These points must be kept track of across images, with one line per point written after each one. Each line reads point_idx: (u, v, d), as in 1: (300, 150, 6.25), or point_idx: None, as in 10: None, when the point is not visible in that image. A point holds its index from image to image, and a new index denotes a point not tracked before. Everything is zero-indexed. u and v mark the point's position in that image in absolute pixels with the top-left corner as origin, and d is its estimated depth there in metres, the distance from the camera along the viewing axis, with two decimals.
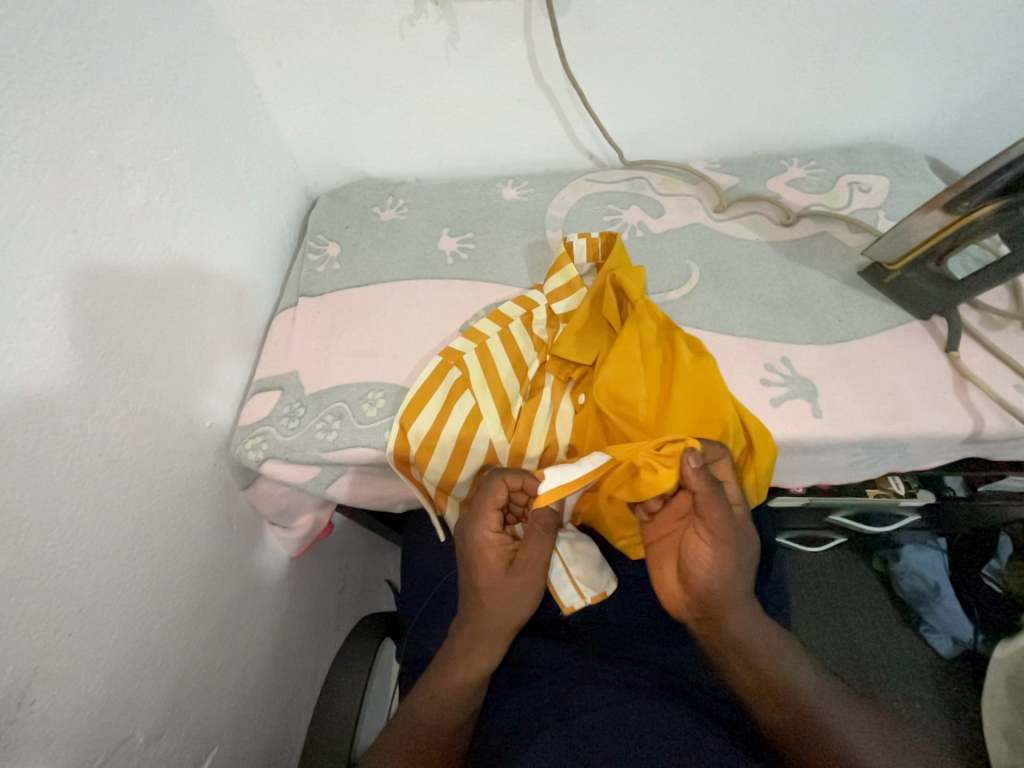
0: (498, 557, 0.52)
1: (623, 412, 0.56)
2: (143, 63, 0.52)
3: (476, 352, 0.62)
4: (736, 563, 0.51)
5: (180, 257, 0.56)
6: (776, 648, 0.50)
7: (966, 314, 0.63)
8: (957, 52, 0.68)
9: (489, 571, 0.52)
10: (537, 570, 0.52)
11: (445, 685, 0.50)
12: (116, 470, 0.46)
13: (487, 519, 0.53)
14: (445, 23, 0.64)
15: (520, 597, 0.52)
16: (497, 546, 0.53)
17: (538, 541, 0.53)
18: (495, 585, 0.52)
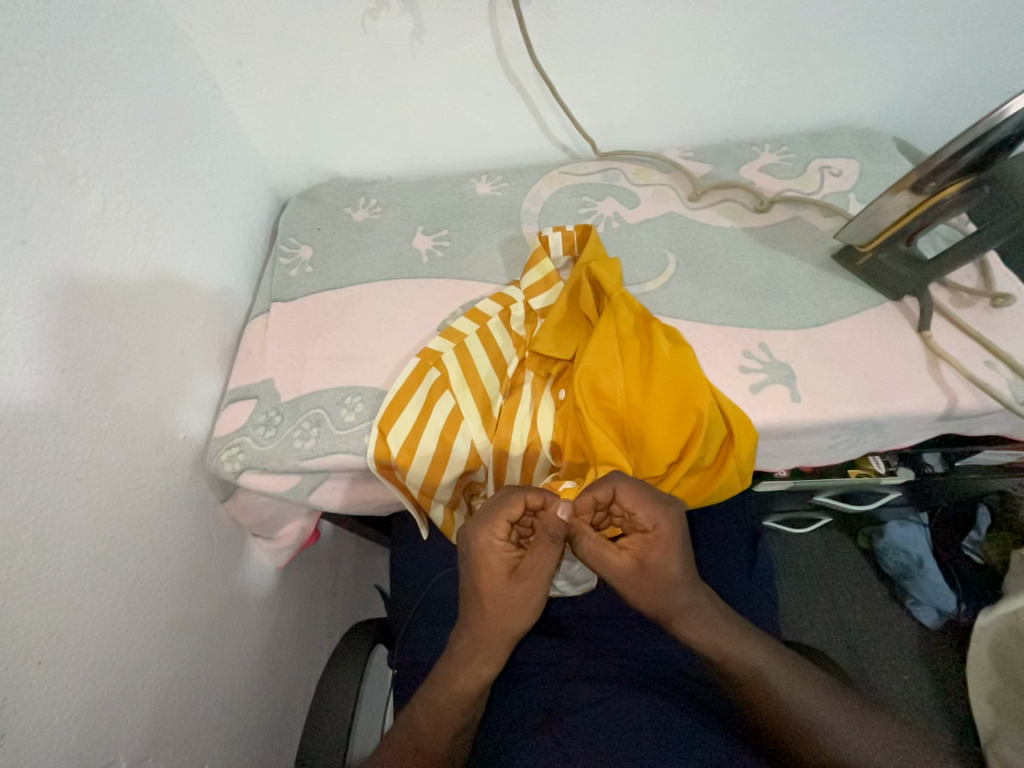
0: (500, 564, 0.48)
1: (602, 405, 0.56)
2: (91, 65, 0.49)
3: (455, 349, 0.61)
4: (654, 583, 0.48)
5: (143, 266, 0.54)
6: (735, 644, 0.48)
7: (937, 293, 0.64)
8: (919, 33, 0.69)
9: (492, 578, 0.47)
10: (541, 582, 0.47)
11: (444, 690, 0.48)
12: (82, 489, 0.45)
13: (494, 526, 0.48)
14: (408, 17, 0.63)
15: (522, 604, 0.47)
16: (500, 551, 0.48)
17: (544, 553, 0.47)
18: (499, 596, 0.47)
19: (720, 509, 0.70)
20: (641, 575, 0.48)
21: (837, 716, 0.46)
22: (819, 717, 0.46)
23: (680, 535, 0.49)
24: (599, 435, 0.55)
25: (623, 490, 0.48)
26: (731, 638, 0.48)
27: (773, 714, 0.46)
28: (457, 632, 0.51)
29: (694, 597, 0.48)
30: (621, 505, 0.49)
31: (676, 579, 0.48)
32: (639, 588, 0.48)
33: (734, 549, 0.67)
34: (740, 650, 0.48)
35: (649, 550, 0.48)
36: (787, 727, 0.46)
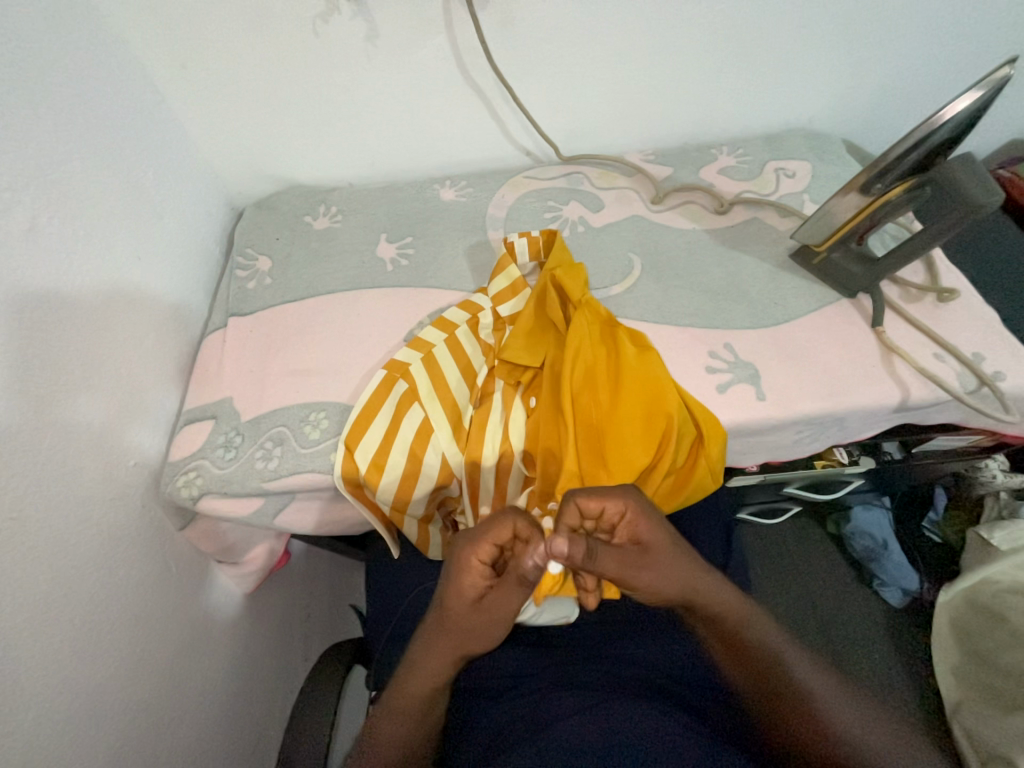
0: (471, 588, 0.46)
1: (575, 415, 0.56)
2: (16, 70, 0.46)
3: (423, 359, 0.60)
4: (665, 560, 0.50)
5: (83, 283, 0.51)
6: (746, 611, 0.52)
7: (887, 289, 0.66)
8: (859, 39, 0.72)
9: (458, 600, 0.46)
10: (500, 619, 0.47)
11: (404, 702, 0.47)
12: (18, 529, 0.41)
13: (481, 547, 0.46)
14: (362, 21, 0.62)
15: (478, 636, 0.47)
16: (476, 576, 0.46)
17: (512, 591, 0.47)
18: (468, 617, 0.47)
19: (694, 507, 0.70)
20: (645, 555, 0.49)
21: (825, 681, 0.50)
22: (822, 699, 0.48)
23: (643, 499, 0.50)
24: (573, 446, 0.55)
25: (580, 496, 0.48)
26: (747, 617, 0.52)
27: (777, 694, 0.49)
28: (414, 643, 0.50)
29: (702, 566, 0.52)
30: (586, 507, 0.48)
31: (669, 547, 0.50)
32: (656, 569, 0.50)
33: (709, 547, 0.68)
34: (754, 628, 0.51)
35: (635, 533, 0.49)
36: (790, 695, 0.48)
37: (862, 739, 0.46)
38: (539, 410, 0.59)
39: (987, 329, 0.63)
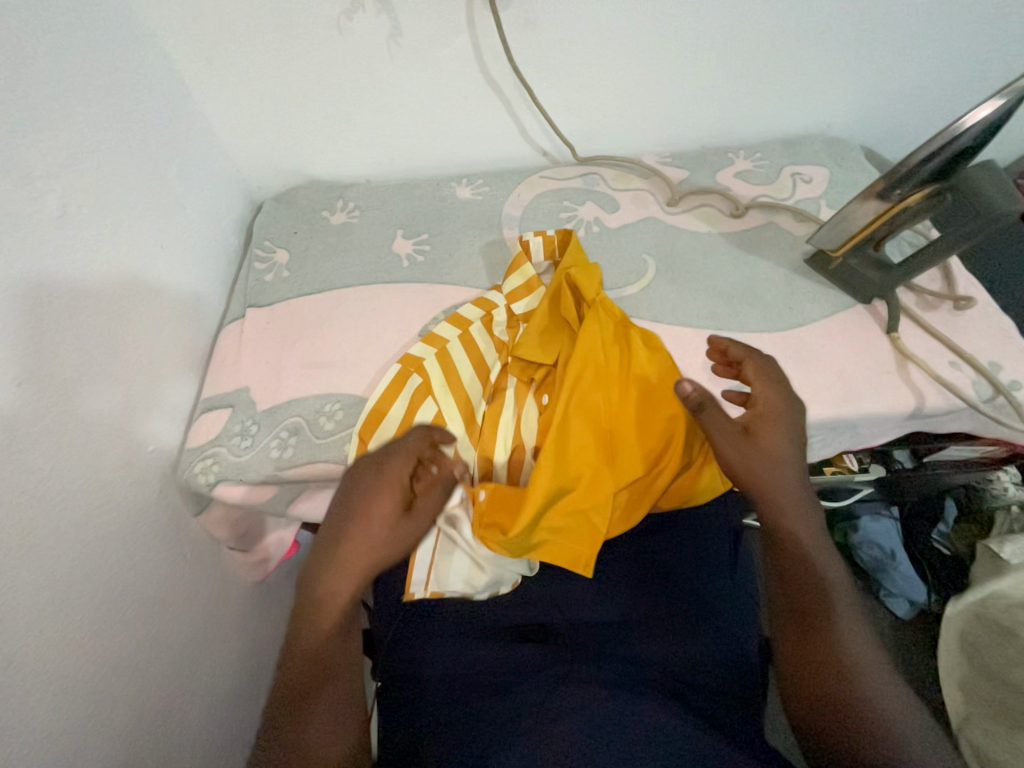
0: (399, 496, 0.46)
1: (580, 405, 0.56)
2: (50, 62, 0.47)
3: (436, 354, 0.61)
4: (773, 453, 0.50)
5: (108, 271, 0.52)
6: (821, 553, 0.48)
7: (904, 296, 0.66)
8: (880, 46, 0.72)
9: (386, 509, 0.46)
10: (425, 522, 0.48)
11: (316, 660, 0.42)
12: (41, 508, 0.42)
13: (407, 454, 0.48)
14: (386, 19, 0.63)
15: (401, 542, 0.46)
16: (403, 483, 0.47)
17: (436, 498, 0.49)
18: (380, 538, 0.45)
19: (703, 509, 0.70)
20: (754, 444, 0.51)
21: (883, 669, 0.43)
22: (861, 666, 0.43)
23: (792, 425, 0.52)
24: (572, 435, 0.55)
25: (755, 360, 0.54)
26: (824, 562, 0.48)
27: (813, 642, 0.44)
28: (304, 589, 0.44)
29: (800, 491, 0.50)
30: (746, 376, 0.54)
31: (784, 457, 0.51)
32: (752, 455, 0.50)
33: (716, 549, 0.68)
34: (825, 569, 0.47)
35: (759, 425, 0.52)
36: (832, 642, 0.44)
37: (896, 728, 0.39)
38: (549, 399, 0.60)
39: (1004, 339, 0.62)
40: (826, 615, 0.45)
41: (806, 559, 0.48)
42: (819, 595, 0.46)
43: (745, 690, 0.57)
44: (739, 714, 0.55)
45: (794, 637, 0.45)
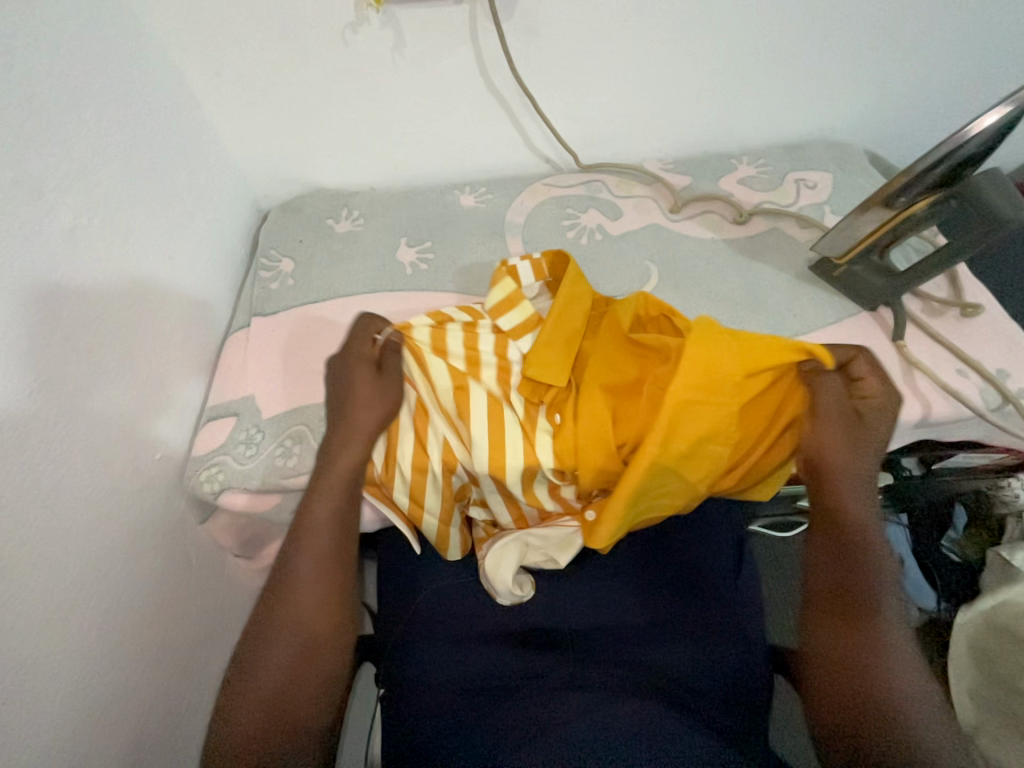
0: (366, 366, 0.55)
1: (715, 387, 0.49)
2: (65, 79, 0.49)
3: (415, 363, 0.57)
4: (871, 439, 0.50)
5: (118, 281, 0.53)
6: (875, 538, 0.47)
7: (909, 304, 0.65)
8: (884, 51, 0.72)
9: (361, 377, 0.54)
10: (397, 379, 0.56)
11: (281, 617, 0.44)
12: (52, 516, 0.43)
13: (362, 335, 0.57)
14: (390, 31, 0.64)
15: (382, 397, 0.54)
16: (365, 357, 0.56)
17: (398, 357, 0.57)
18: (363, 402, 0.53)
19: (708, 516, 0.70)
20: (858, 423, 0.50)
21: (915, 671, 0.42)
22: (893, 660, 0.42)
23: (891, 413, 0.51)
24: (710, 419, 0.49)
25: (869, 353, 0.54)
26: (876, 551, 0.46)
27: (845, 622, 0.44)
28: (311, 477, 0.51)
29: (871, 480, 0.49)
30: (858, 367, 0.53)
31: (877, 441, 0.50)
32: (850, 435, 0.49)
33: (722, 556, 0.67)
34: (877, 555, 0.46)
35: (864, 410, 0.51)
36: (868, 622, 0.43)
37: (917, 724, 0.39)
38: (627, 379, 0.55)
39: (1011, 346, 0.62)
40: (874, 611, 0.44)
41: (859, 542, 0.47)
42: (866, 578, 0.45)
43: (750, 701, 0.57)
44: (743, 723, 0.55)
45: (830, 614, 0.45)
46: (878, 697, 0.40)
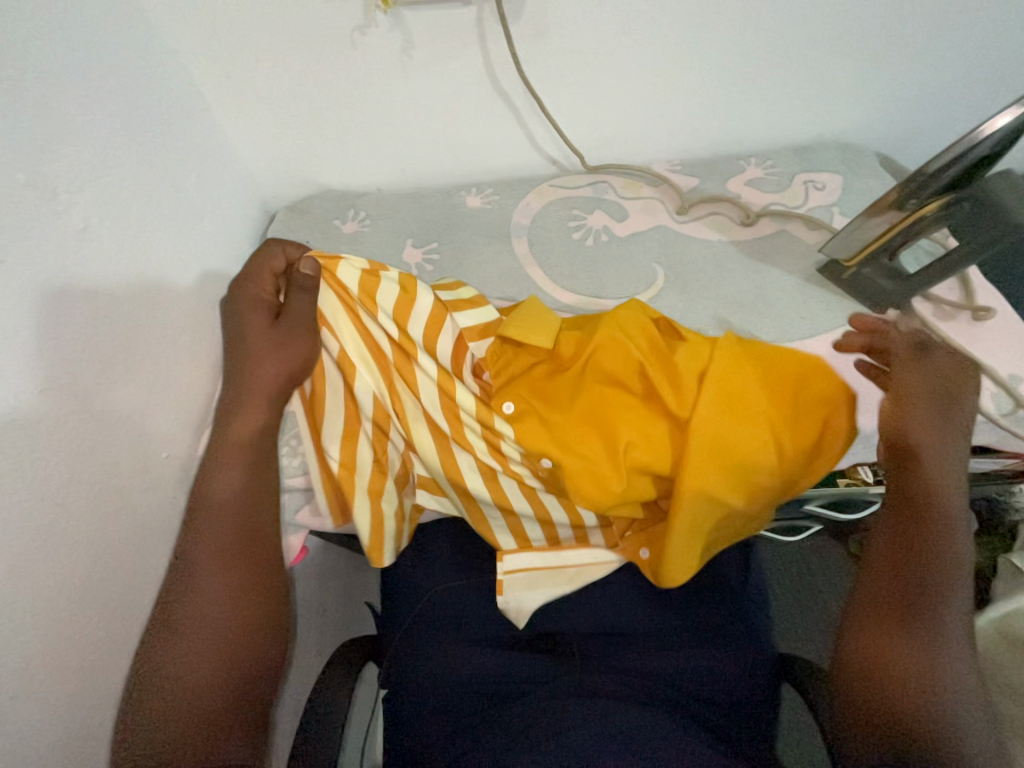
0: (264, 313, 0.54)
1: (745, 416, 0.50)
2: (79, 84, 0.49)
3: (348, 327, 0.54)
4: (959, 429, 0.51)
5: (128, 281, 0.53)
6: (953, 523, 0.48)
7: (921, 306, 0.64)
8: (895, 52, 0.71)
9: (257, 325, 0.53)
10: (301, 324, 0.53)
11: (201, 605, 0.44)
12: (61, 514, 0.44)
13: (259, 277, 0.55)
14: (398, 33, 0.64)
15: (289, 345, 0.52)
16: (264, 302, 0.54)
17: (298, 298, 0.53)
18: (265, 352, 0.52)
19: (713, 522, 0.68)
20: (949, 408, 0.52)
21: (964, 653, 0.43)
22: (947, 636, 0.43)
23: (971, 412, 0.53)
24: (745, 448, 0.50)
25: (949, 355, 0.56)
26: (953, 536, 0.47)
27: (905, 594, 0.45)
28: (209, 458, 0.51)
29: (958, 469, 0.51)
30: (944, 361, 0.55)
31: (964, 429, 0.52)
32: (934, 420, 0.52)
33: (730, 562, 0.66)
34: (948, 538, 0.47)
35: (959, 403, 0.53)
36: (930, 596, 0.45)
37: (953, 698, 0.41)
38: (643, 406, 0.53)
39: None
40: (934, 588, 0.45)
41: (931, 522, 0.48)
42: (938, 556, 0.46)
43: (754, 707, 0.57)
44: (750, 734, 0.54)
45: (892, 581, 0.46)
46: (921, 661, 0.42)
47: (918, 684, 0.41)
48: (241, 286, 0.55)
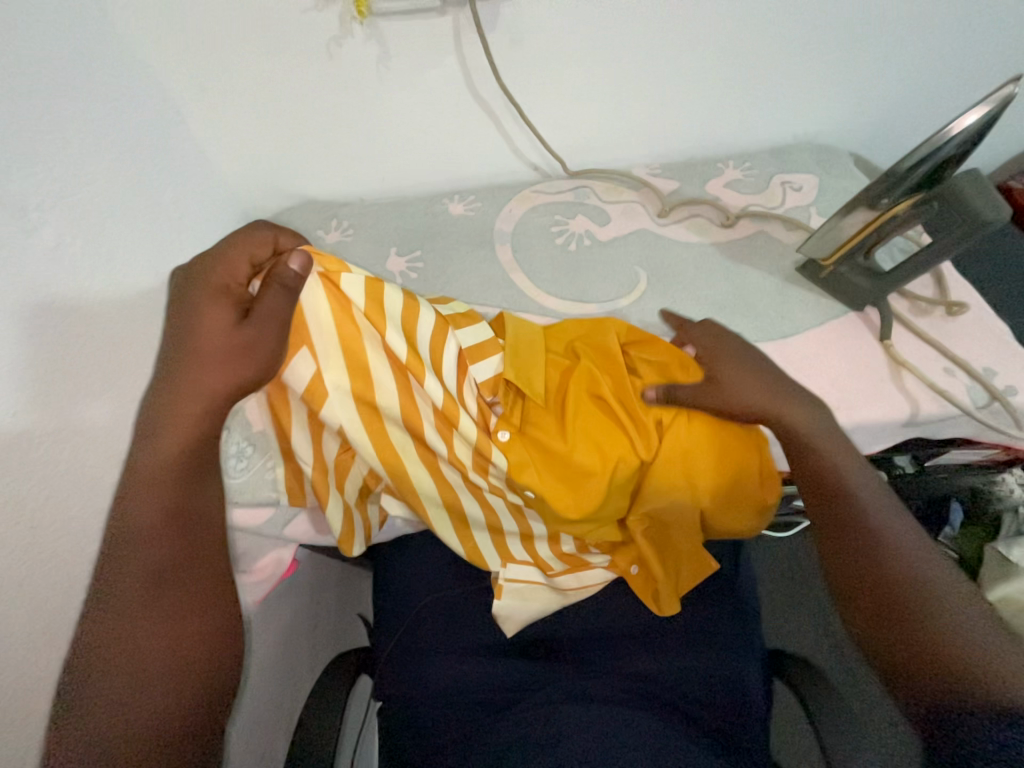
0: (228, 307, 0.46)
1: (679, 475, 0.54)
2: (49, 100, 0.49)
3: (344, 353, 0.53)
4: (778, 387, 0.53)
5: (105, 298, 0.53)
6: (838, 454, 0.50)
7: (897, 303, 0.66)
8: (864, 55, 0.73)
9: (215, 321, 0.45)
10: (273, 329, 0.46)
11: (132, 659, 0.38)
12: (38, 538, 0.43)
13: (233, 261, 0.47)
14: (375, 43, 0.64)
15: (255, 351, 0.45)
16: (232, 292, 0.46)
17: (275, 299, 0.46)
18: (214, 360, 0.44)
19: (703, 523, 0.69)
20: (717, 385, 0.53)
21: (928, 561, 0.44)
22: (909, 561, 0.44)
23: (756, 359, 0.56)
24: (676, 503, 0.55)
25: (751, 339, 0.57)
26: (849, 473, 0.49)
27: (858, 554, 0.45)
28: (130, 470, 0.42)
29: (809, 409, 0.52)
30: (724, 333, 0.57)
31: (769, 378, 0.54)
32: (747, 388, 0.53)
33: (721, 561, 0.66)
34: (844, 471, 0.49)
35: (746, 362, 0.55)
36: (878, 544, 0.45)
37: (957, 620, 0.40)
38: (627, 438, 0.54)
39: (999, 345, 0.62)
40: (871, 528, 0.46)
41: (825, 469, 0.49)
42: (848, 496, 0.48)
43: (746, 710, 0.56)
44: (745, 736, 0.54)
45: (835, 552, 0.47)
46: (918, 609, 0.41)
47: (922, 626, 0.40)
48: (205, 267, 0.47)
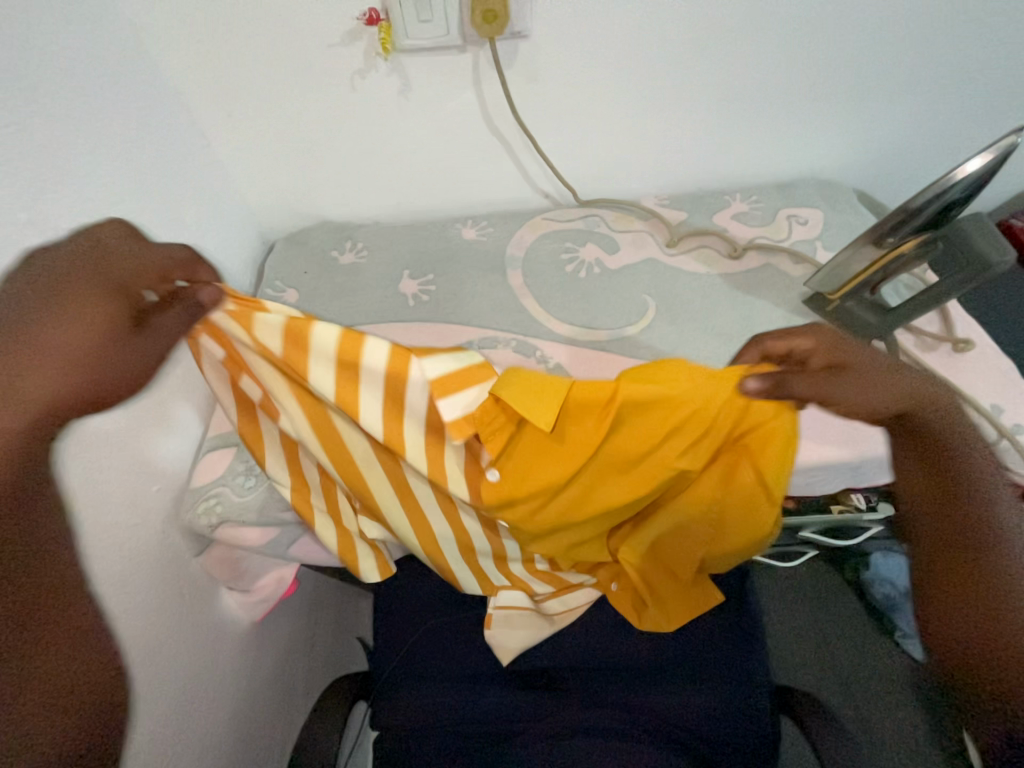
0: (111, 314, 0.35)
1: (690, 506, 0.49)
2: (84, 127, 0.51)
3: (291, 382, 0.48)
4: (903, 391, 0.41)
5: None
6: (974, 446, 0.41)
7: (902, 337, 0.66)
8: (867, 97, 0.75)
9: (86, 327, 0.34)
10: (166, 351, 0.38)
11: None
12: None
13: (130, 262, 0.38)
14: (397, 77, 0.67)
15: (138, 373, 0.37)
16: (121, 294, 0.36)
17: (180, 321, 0.39)
18: (63, 370, 0.33)
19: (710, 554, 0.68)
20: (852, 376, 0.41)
21: None
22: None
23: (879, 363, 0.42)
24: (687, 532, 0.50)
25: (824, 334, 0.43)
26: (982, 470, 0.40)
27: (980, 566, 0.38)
28: None
29: (945, 396, 0.42)
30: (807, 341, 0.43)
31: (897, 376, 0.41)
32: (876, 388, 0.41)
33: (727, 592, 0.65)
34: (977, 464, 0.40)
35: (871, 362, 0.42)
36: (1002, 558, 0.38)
37: None
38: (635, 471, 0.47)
39: (1005, 381, 0.62)
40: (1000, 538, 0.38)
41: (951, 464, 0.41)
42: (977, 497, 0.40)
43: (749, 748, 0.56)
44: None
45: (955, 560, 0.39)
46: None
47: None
48: (84, 266, 0.36)
